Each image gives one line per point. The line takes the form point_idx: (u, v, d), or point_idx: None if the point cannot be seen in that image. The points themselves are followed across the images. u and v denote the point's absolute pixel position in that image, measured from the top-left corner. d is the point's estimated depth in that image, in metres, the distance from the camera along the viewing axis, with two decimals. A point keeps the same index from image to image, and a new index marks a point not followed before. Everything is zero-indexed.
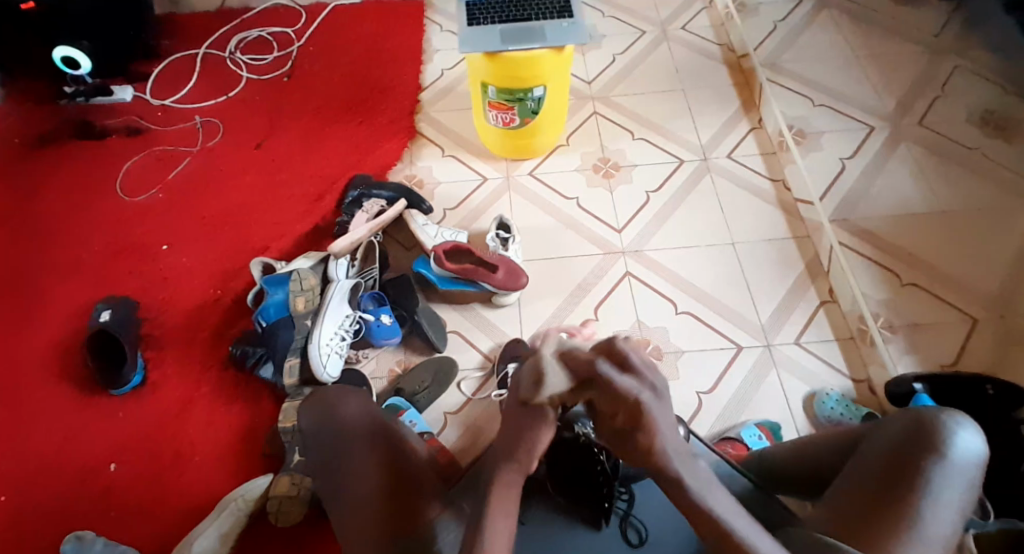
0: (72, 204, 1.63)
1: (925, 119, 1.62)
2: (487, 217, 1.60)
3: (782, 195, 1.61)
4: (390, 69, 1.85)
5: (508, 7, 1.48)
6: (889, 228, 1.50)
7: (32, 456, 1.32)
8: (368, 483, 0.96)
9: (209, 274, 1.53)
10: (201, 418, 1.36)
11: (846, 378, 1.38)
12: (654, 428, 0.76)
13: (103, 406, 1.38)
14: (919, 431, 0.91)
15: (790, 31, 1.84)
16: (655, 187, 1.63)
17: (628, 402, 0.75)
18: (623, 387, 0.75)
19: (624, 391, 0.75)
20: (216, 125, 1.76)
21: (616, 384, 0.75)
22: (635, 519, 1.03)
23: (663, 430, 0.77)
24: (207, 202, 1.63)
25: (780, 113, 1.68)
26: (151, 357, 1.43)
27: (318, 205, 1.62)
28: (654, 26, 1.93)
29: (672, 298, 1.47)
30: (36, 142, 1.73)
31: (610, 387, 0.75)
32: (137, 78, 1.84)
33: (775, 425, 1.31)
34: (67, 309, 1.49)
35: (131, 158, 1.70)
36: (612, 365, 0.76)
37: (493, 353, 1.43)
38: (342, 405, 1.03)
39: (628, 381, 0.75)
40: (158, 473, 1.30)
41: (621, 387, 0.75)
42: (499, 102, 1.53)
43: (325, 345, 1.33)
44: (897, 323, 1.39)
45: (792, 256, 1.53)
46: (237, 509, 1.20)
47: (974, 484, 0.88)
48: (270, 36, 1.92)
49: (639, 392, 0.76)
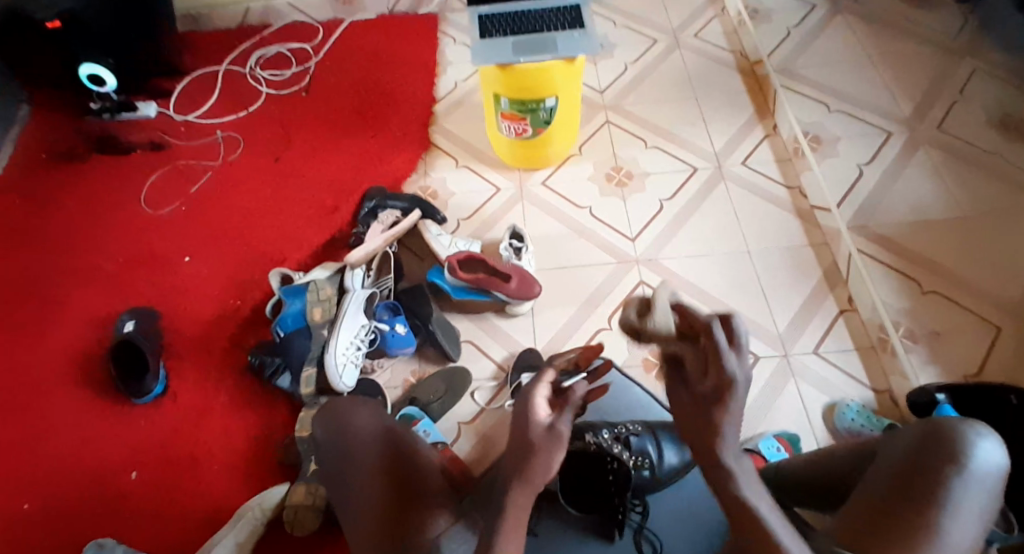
0: (97, 218, 1.67)
1: (943, 123, 1.57)
2: (501, 227, 1.61)
3: (798, 201, 1.60)
4: (405, 82, 1.87)
5: (520, 19, 1.49)
6: (907, 235, 1.48)
7: (56, 464, 1.35)
8: (378, 493, 0.97)
9: (228, 285, 1.56)
10: (219, 427, 1.38)
11: (866, 388, 1.36)
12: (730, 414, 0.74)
13: (126, 415, 1.40)
14: (937, 442, 0.89)
15: (804, 37, 1.83)
16: (669, 195, 1.63)
17: (721, 376, 0.73)
18: (727, 363, 0.73)
19: (727, 366, 0.73)
20: (236, 139, 1.79)
21: (721, 354, 0.73)
22: (649, 532, 1.06)
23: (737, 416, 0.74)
24: (227, 215, 1.66)
25: (795, 119, 1.67)
26: (172, 367, 1.45)
27: (334, 216, 1.64)
28: (667, 34, 1.93)
29: (687, 306, 1.47)
30: (63, 157, 1.78)
31: (712, 353, 0.74)
32: (160, 94, 1.89)
33: (793, 436, 1.29)
34: (91, 320, 1.52)
35: (154, 172, 1.74)
36: (726, 336, 0.74)
37: (506, 362, 1.43)
38: (353, 415, 1.03)
39: (735, 357, 0.73)
40: (178, 481, 1.33)
41: (725, 359, 0.73)
42: (511, 113, 1.54)
43: (341, 354, 1.34)
44: (918, 332, 1.37)
45: (809, 264, 1.51)
46: (254, 518, 1.22)
47: (996, 495, 0.86)
48: (288, 52, 1.96)
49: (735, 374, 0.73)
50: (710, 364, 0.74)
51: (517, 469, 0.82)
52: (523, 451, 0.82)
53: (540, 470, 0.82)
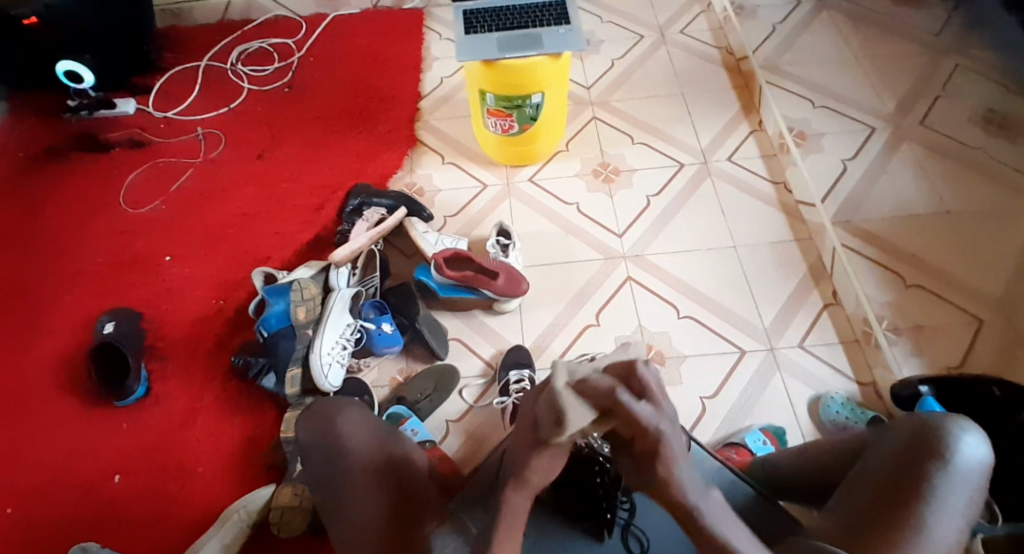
0: (77, 217, 1.64)
1: (927, 119, 1.58)
2: (487, 224, 1.60)
3: (784, 196, 1.61)
4: (389, 78, 1.85)
5: (506, 15, 1.48)
6: (891, 229, 1.49)
7: (37, 468, 1.33)
8: (369, 495, 0.96)
9: (212, 284, 1.54)
10: (204, 429, 1.36)
11: (851, 382, 1.37)
12: (671, 458, 0.76)
13: (109, 417, 1.38)
14: (922, 436, 0.90)
15: (790, 33, 1.84)
16: (656, 192, 1.63)
17: (647, 435, 0.74)
18: (642, 416, 0.74)
19: (643, 421, 0.74)
20: (218, 137, 1.77)
21: (634, 412, 0.74)
22: (636, 528, 1.03)
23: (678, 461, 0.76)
24: (209, 213, 1.64)
25: (780, 113, 1.68)
26: (155, 368, 1.43)
27: (318, 214, 1.62)
28: (652, 30, 1.93)
29: (674, 303, 1.47)
30: (41, 155, 1.74)
31: (629, 415, 0.74)
32: (139, 91, 1.86)
33: (780, 430, 1.30)
34: (72, 321, 1.50)
35: (135, 170, 1.72)
36: (630, 393, 0.75)
37: (494, 360, 1.42)
38: (340, 416, 1.02)
39: (646, 408, 0.74)
40: (162, 484, 1.31)
41: (641, 417, 0.74)
42: (497, 109, 1.53)
43: (327, 354, 1.33)
44: (902, 325, 1.38)
45: (795, 259, 1.52)
46: (240, 520, 1.21)
47: (979, 489, 0.87)
48: (271, 48, 1.93)
49: (658, 423, 0.74)
50: (631, 427, 0.75)
51: (512, 473, 0.84)
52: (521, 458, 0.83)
53: (537, 478, 0.84)
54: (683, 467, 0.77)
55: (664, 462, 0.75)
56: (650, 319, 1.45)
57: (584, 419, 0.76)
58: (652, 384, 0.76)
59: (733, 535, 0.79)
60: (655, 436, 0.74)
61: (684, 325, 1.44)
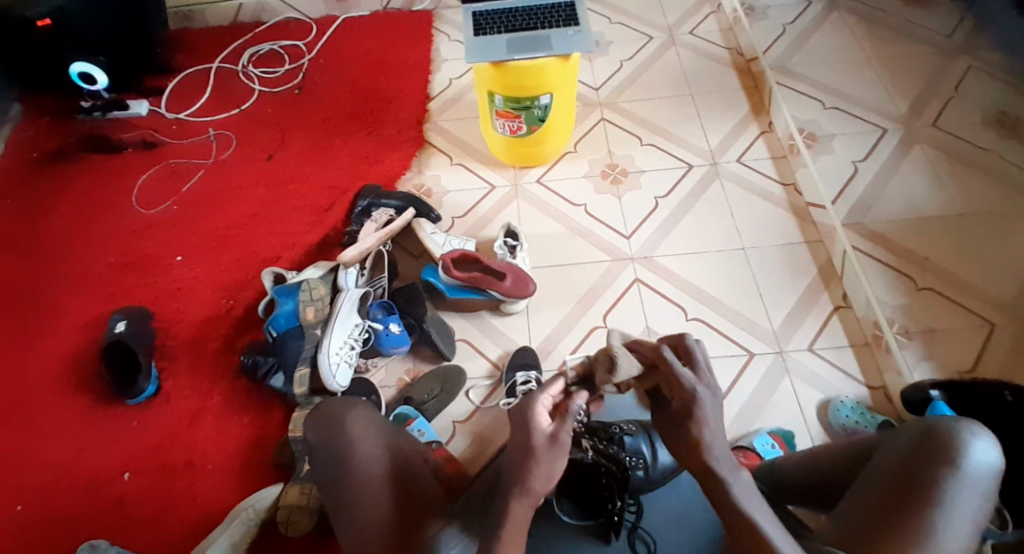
0: (90, 218, 1.66)
1: (938, 120, 1.58)
2: (495, 225, 1.60)
3: (793, 198, 1.60)
4: (398, 79, 1.86)
5: (514, 16, 1.49)
6: (900, 232, 1.47)
7: (49, 465, 1.35)
8: (376, 500, 0.96)
9: (222, 284, 1.55)
10: (213, 428, 1.37)
11: (861, 386, 1.36)
12: (705, 420, 0.80)
13: (119, 416, 1.40)
14: (932, 441, 0.89)
15: (801, 32, 1.83)
16: (664, 193, 1.63)
17: (684, 393, 0.82)
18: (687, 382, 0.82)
19: (682, 379, 0.82)
20: (229, 138, 1.78)
21: (676, 371, 0.84)
22: (643, 531, 1.03)
23: (709, 424, 0.80)
24: (220, 214, 1.65)
25: (790, 116, 1.67)
26: (165, 367, 1.45)
27: (327, 214, 1.63)
28: (661, 32, 1.92)
29: (683, 305, 1.46)
30: (55, 156, 1.76)
31: (670, 371, 0.84)
32: (151, 93, 1.88)
33: (788, 434, 1.29)
34: (84, 320, 1.52)
35: (147, 171, 1.73)
36: (675, 355, 0.86)
37: (501, 361, 1.42)
38: (350, 418, 1.01)
39: (688, 372, 0.83)
40: (171, 483, 1.32)
41: (679, 376, 0.83)
42: (506, 110, 1.53)
43: (335, 354, 1.34)
44: (913, 329, 1.37)
45: (804, 262, 1.51)
46: (247, 519, 1.22)
47: (990, 495, 0.86)
48: (281, 49, 1.95)
49: (695, 385, 0.82)
50: (673, 387, 0.83)
51: (515, 480, 0.83)
52: (521, 461, 0.83)
53: (538, 483, 0.83)
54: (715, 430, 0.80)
55: (696, 422, 0.80)
56: (658, 321, 1.45)
57: (631, 368, 0.89)
58: (699, 356, 0.85)
59: (758, 512, 0.78)
60: (687, 388, 0.82)
61: (691, 327, 1.44)
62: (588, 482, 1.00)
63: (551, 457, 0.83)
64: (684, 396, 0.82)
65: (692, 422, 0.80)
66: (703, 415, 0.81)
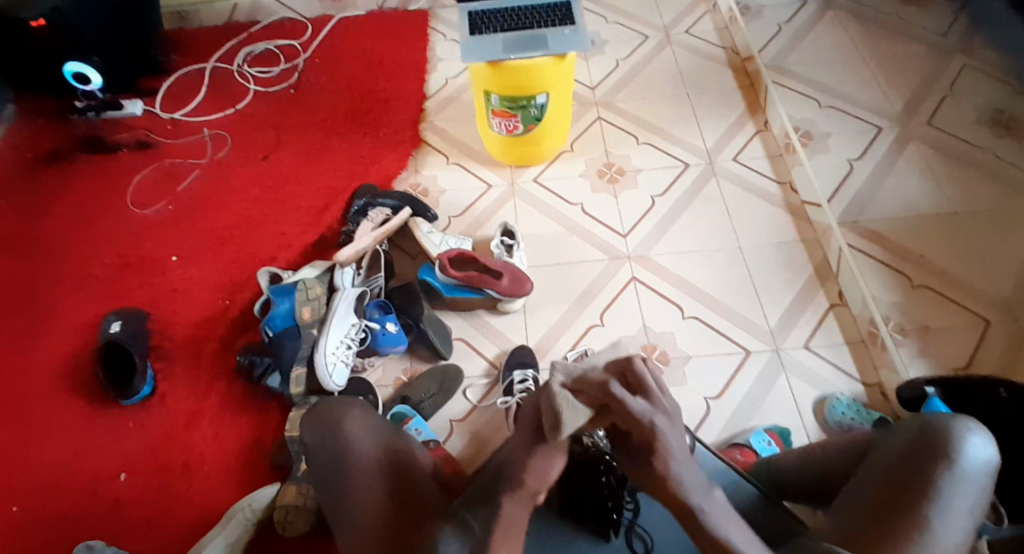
0: (85, 219, 1.65)
1: (934, 118, 1.55)
2: (492, 224, 1.60)
3: (789, 196, 1.61)
4: (393, 79, 1.86)
5: (510, 15, 1.49)
6: (897, 230, 1.48)
7: (44, 466, 1.34)
8: (376, 500, 0.96)
9: (218, 285, 1.55)
10: (209, 428, 1.37)
11: (857, 383, 1.36)
12: (669, 453, 0.80)
13: (115, 416, 1.39)
14: (926, 438, 0.89)
15: (797, 31, 1.83)
16: (660, 192, 1.63)
17: (641, 426, 0.80)
18: (635, 407, 0.80)
19: (637, 415, 0.80)
20: (224, 138, 1.78)
21: (627, 405, 0.80)
22: (640, 528, 1.03)
23: (674, 458, 0.80)
24: (215, 214, 1.65)
25: (786, 114, 1.68)
26: (161, 368, 1.44)
27: (323, 214, 1.63)
28: (658, 31, 1.92)
29: (679, 303, 1.46)
30: (49, 157, 1.76)
31: (624, 408, 0.81)
32: (146, 93, 1.87)
33: (785, 432, 1.29)
34: (79, 321, 1.51)
35: (142, 172, 1.73)
36: (623, 387, 0.82)
37: (498, 360, 1.42)
38: (347, 419, 1.01)
39: (640, 403, 0.81)
40: (168, 483, 1.32)
41: (633, 410, 0.80)
42: (502, 110, 1.53)
43: (332, 354, 1.34)
44: (908, 327, 1.37)
45: (801, 260, 1.51)
46: (244, 519, 1.22)
47: (985, 489, 0.86)
48: (277, 49, 1.94)
49: (652, 415, 0.80)
50: (626, 419, 0.81)
51: (511, 479, 0.90)
52: (515, 464, 0.90)
53: (529, 482, 0.89)
54: (681, 460, 0.81)
55: (660, 456, 0.80)
56: (654, 320, 1.44)
57: (579, 416, 0.84)
58: (648, 380, 0.82)
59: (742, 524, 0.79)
60: (644, 422, 0.80)
61: (688, 325, 1.44)
62: (586, 482, 1.02)
63: (539, 459, 0.89)
64: (644, 431, 0.80)
65: (655, 458, 0.80)
66: (666, 445, 0.80)
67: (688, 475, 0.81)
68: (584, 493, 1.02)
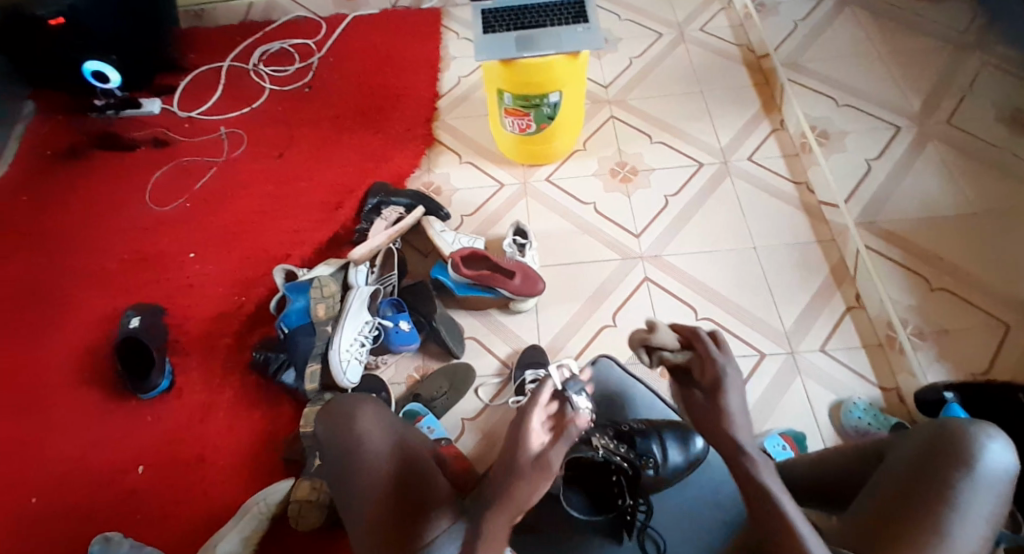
0: (103, 216, 1.67)
1: (953, 118, 1.56)
2: (504, 224, 1.60)
3: (805, 196, 1.58)
4: (406, 77, 1.86)
5: (523, 14, 1.48)
6: (915, 230, 1.46)
7: (62, 460, 1.36)
8: (383, 497, 0.95)
9: (233, 281, 1.56)
10: (223, 424, 1.38)
11: (874, 387, 1.34)
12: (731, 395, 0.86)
13: (131, 411, 1.41)
14: (946, 443, 0.88)
15: (812, 30, 1.81)
16: (673, 191, 1.62)
17: (714, 369, 0.88)
18: (716, 355, 0.88)
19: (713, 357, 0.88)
20: (239, 136, 1.79)
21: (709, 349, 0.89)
22: (653, 532, 1.06)
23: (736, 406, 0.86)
24: (230, 212, 1.66)
25: (802, 113, 1.66)
26: (177, 364, 1.46)
27: (336, 213, 1.64)
28: (672, 29, 1.91)
29: (691, 303, 1.46)
30: (68, 154, 1.78)
31: (705, 350, 0.89)
32: (163, 91, 1.89)
33: (799, 435, 1.28)
34: (97, 317, 1.53)
35: (159, 169, 1.75)
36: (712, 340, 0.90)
37: (510, 359, 1.42)
38: (359, 413, 1.02)
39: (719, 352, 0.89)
40: (182, 479, 1.33)
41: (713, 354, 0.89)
42: (515, 109, 1.52)
43: (346, 351, 1.34)
44: (927, 330, 1.35)
45: (816, 260, 1.50)
46: (259, 513, 1.22)
47: (1004, 499, 0.85)
48: (291, 48, 1.95)
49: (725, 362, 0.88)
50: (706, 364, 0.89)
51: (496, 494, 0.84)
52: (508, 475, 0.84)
53: (521, 491, 0.83)
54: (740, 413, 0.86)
55: (721, 395, 0.86)
56: (666, 320, 1.44)
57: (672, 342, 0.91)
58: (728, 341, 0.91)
59: None
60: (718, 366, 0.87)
61: (701, 326, 1.43)
62: (597, 478, 1.01)
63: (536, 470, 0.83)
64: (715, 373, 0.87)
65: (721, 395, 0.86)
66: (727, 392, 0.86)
67: (744, 431, 0.85)
68: (594, 487, 1.02)
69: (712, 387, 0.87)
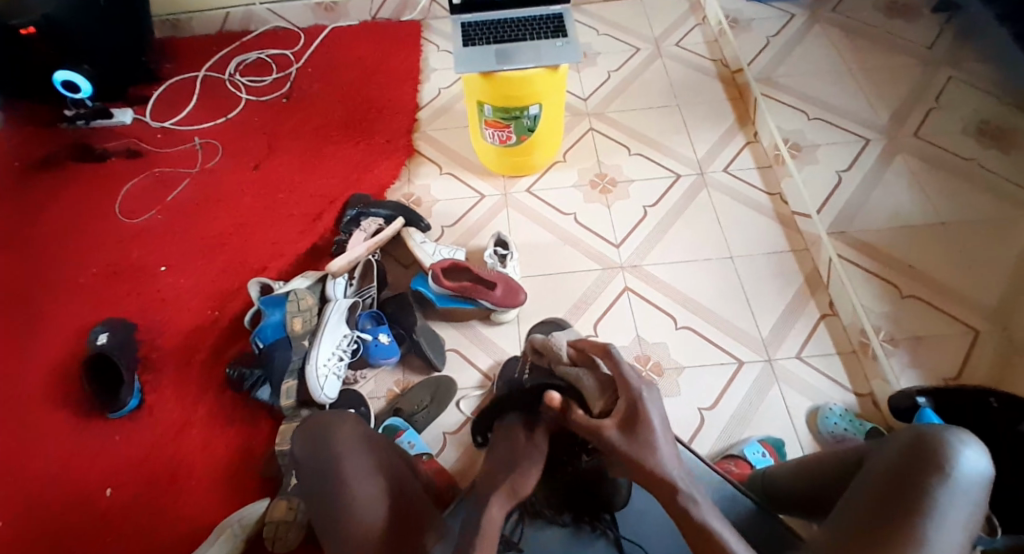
0: (72, 227, 1.64)
1: (921, 130, 1.59)
2: (485, 235, 1.60)
3: (780, 207, 1.62)
4: (385, 89, 1.86)
5: (503, 27, 1.50)
6: (886, 240, 1.49)
7: (29, 479, 1.32)
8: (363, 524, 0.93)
9: (208, 295, 1.53)
10: (198, 440, 1.35)
11: (849, 392, 1.37)
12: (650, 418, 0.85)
13: (102, 428, 1.37)
14: (923, 450, 0.88)
15: (785, 44, 1.86)
16: (652, 202, 1.64)
17: (629, 393, 0.87)
18: (634, 385, 0.87)
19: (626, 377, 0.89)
20: (215, 147, 1.77)
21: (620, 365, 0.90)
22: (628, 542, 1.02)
23: (661, 433, 0.84)
24: (205, 224, 1.64)
25: (776, 126, 1.69)
26: (151, 378, 1.43)
27: (315, 224, 1.62)
28: (649, 43, 1.94)
29: (672, 313, 1.47)
30: (35, 165, 1.74)
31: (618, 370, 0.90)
32: (135, 102, 1.86)
33: (778, 442, 1.30)
34: (65, 332, 1.49)
35: (131, 179, 1.72)
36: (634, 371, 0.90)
37: (492, 371, 1.42)
38: (338, 435, 0.99)
39: (629, 368, 0.90)
40: (154, 498, 1.30)
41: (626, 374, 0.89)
42: (495, 120, 1.53)
43: (323, 366, 1.32)
44: (899, 337, 1.38)
45: (791, 270, 1.53)
46: (235, 533, 1.19)
47: (980, 504, 0.85)
48: (269, 59, 1.94)
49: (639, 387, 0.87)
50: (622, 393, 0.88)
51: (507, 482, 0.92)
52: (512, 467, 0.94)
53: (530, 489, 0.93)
54: (664, 438, 0.84)
55: (643, 421, 0.84)
56: (647, 330, 1.45)
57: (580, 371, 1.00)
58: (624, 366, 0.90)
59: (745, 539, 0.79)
60: (635, 392, 0.86)
61: (681, 335, 1.44)
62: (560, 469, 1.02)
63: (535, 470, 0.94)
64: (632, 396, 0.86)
65: (641, 425, 0.84)
66: (648, 415, 0.85)
67: (667, 457, 0.83)
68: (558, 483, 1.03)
69: (622, 422, 0.86)
